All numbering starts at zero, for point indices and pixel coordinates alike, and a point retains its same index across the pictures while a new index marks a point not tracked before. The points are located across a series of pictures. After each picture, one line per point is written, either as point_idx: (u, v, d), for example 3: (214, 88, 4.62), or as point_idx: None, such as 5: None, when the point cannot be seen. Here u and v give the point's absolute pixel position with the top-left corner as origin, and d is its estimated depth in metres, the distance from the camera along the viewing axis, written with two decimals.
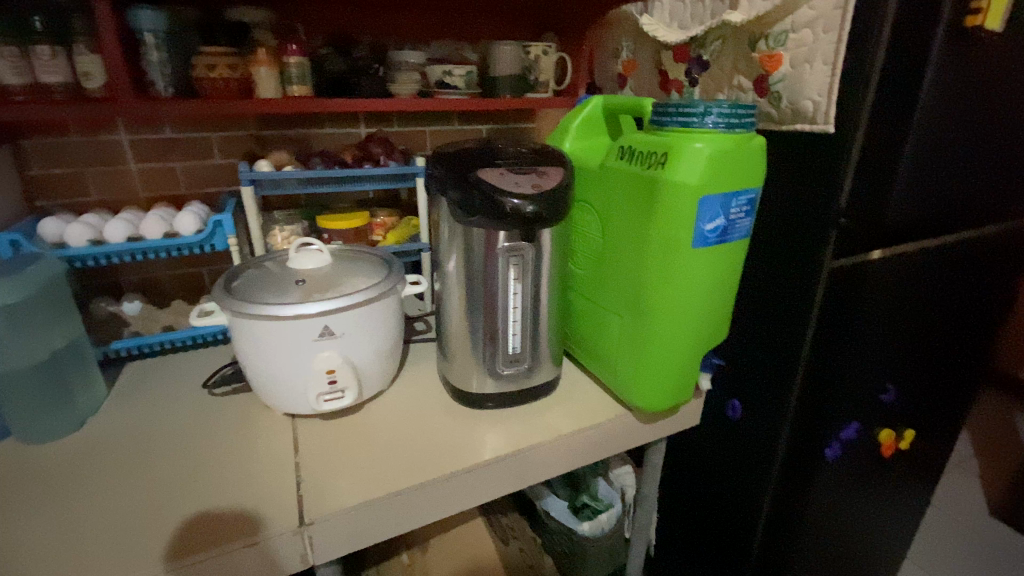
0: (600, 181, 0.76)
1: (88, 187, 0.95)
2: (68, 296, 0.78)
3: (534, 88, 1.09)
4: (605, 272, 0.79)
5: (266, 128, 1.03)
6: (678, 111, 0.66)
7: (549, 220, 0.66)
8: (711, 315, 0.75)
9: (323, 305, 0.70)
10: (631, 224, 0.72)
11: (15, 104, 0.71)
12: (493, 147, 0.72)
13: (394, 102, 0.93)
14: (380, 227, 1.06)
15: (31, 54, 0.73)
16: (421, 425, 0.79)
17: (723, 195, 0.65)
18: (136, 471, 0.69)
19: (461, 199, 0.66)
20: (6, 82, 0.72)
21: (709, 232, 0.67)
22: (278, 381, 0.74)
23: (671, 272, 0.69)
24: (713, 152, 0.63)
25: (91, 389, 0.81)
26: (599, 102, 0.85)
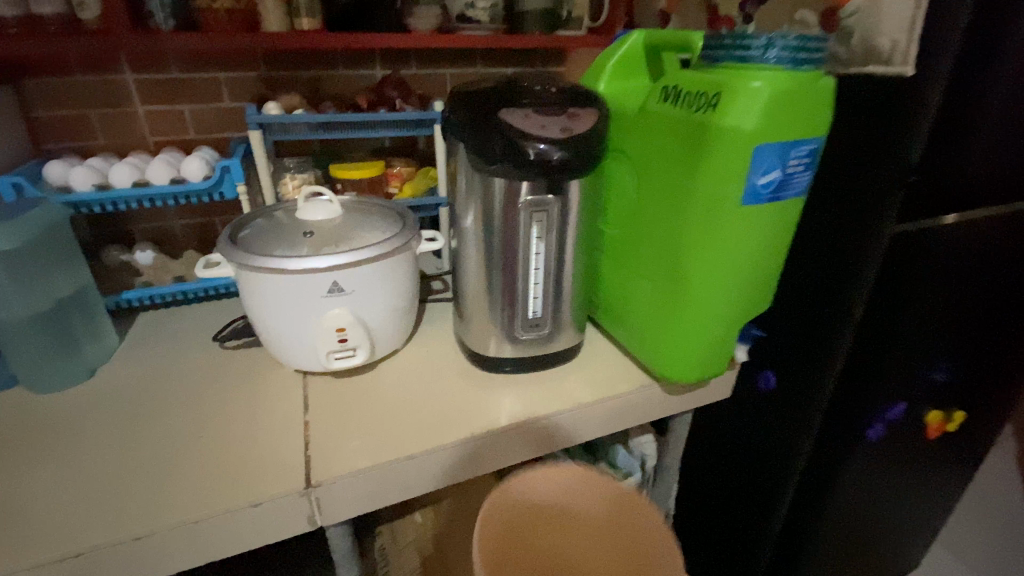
0: (638, 127, 0.67)
1: (94, 131, 0.91)
2: (73, 243, 0.76)
3: (566, 24, 0.99)
4: (638, 231, 0.71)
5: (276, 69, 0.96)
6: (736, 44, 0.58)
7: (579, 171, 0.58)
8: (755, 282, 0.67)
9: (332, 260, 0.65)
10: (671, 177, 0.64)
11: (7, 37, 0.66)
12: (517, 85, 0.63)
13: (412, 39, 0.85)
14: (395, 177, 1.00)
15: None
16: (434, 388, 0.75)
17: (781, 145, 0.57)
18: (145, 425, 0.67)
19: (479, 145, 0.59)
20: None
21: (761, 188, 0.59)
22: (286, 337, 0.71)
23: (715, 232, 0.61)
24: (774, 92, 0.54)
25: (99, 340, 0.80)
26: (639, 38, 0.75)
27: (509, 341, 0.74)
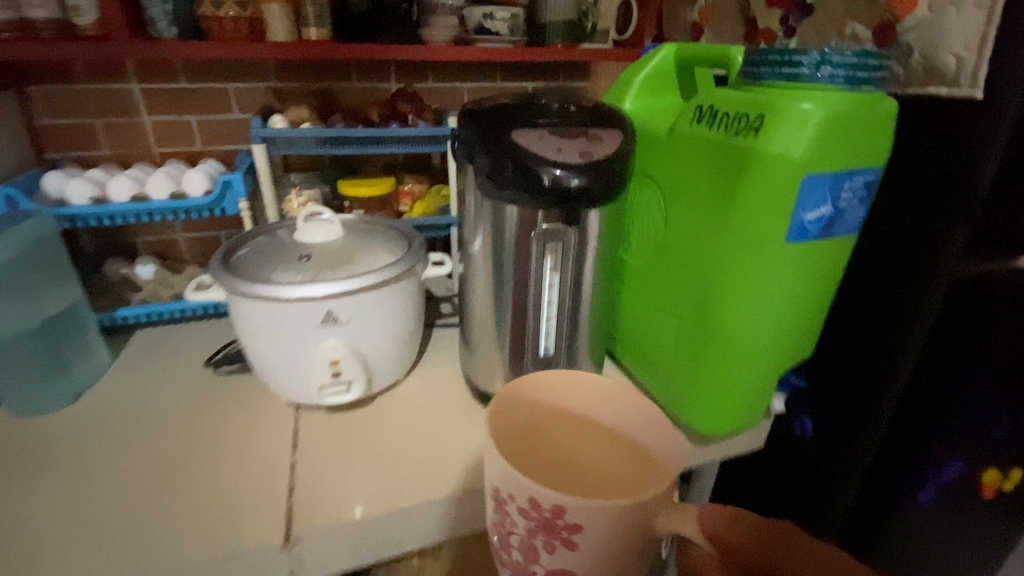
0: (667, 149, 0.61)
1: (99, 141, 0.88)
2: (64, 257, 0.72)
3: (590, 37, 0.93)
4: (665, 264, 0.64)
5: (286, 80, 0.93)
6: (782, 61, 0.50)
7: (599, 200, 0.52)
8: (796, 327, 0.60)
9: (325, 288, 0.60)
10: (704, 207, 0.57)
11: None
12: (535, 102, 0.58)
13: (427, 50, 0.80)
14: (407, 196, 0.95)
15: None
16: (435, 428, 0.69)
17: (834, 174, 0.50)
18: (124, 460, 0.63)
19: (490, 167, 0.53)
20: None
21: (809, 223, 0.51)
22: (277, 368, 0.65)
23: (754, 271, 0.54)
24: (828, 116, 0.47)
25: (89, 360, 0.76)
26: (671, 52, 0.69)
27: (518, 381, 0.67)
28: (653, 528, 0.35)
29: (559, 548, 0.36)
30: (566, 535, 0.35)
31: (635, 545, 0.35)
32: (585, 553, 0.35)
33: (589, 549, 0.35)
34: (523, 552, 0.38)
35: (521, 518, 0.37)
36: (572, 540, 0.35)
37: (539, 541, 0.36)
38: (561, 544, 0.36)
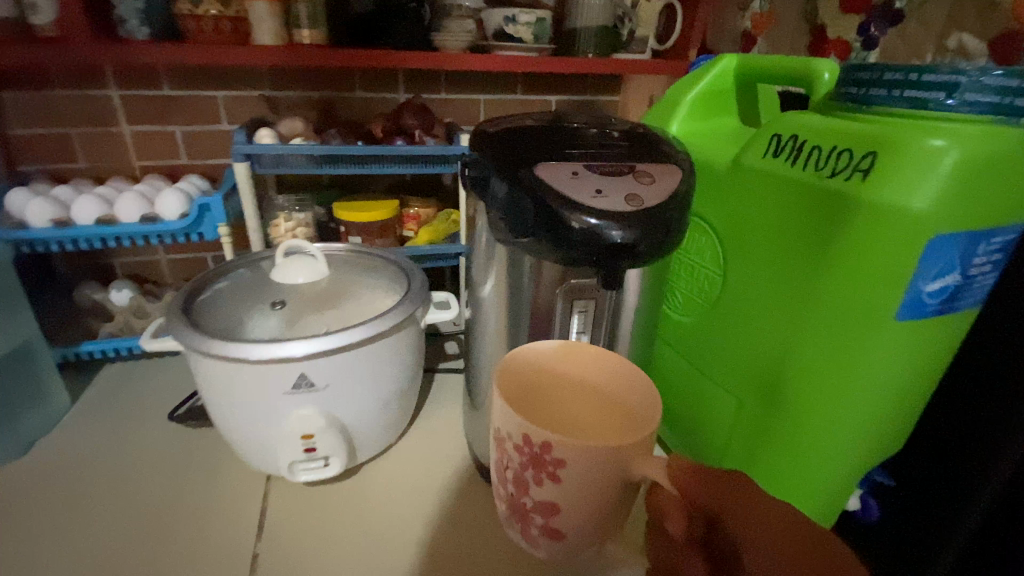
0: (728, 187, 0.49)
1: (74, 153, 0.79)
2: (9, 287, 0.63)
3: (627, 47, 0.81)
4: (721, 330, 0.51)
5: (283, 89, 0.83)
6: (904, 81, 0.37)
7: (650, 258, 0.40)
8: (897, 424, 0.45)
9: (295, 348, 0.48)
10: (781, 265, 0.44)
11: None
12: (565, 127, 0.46)
13: (434, 58, 0.69)
14: (412, 220, 0.85)
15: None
16: (434, 511, 0.58)
17: (967, 235, 0.36)
18: (58, 540, 0.53)
19: (507, 205, 0.40)
20: None
21: (927, 296, 0.38)
22: (242, 436, 0.55)
23: (849, 355, 0.41)
24: (970, 157, 0.34)
25: (42, 407, 0.66)
26: (731, 65, 0.57)
27: None
28: (629, 474, 0.30)
29: (545, 483, 0.32)
30: (551, 467, 0.31)
31: (614, 490, 0.31)
32: (572, 491, 0.31)
33: (575, 485, 0.31)
34: (515, 489, 0.34)
35: (512, 452, 0.32)
36: (559, 476, 0.31)
37: (526, 475, 0.32)
38: (546, 479, 0.32)
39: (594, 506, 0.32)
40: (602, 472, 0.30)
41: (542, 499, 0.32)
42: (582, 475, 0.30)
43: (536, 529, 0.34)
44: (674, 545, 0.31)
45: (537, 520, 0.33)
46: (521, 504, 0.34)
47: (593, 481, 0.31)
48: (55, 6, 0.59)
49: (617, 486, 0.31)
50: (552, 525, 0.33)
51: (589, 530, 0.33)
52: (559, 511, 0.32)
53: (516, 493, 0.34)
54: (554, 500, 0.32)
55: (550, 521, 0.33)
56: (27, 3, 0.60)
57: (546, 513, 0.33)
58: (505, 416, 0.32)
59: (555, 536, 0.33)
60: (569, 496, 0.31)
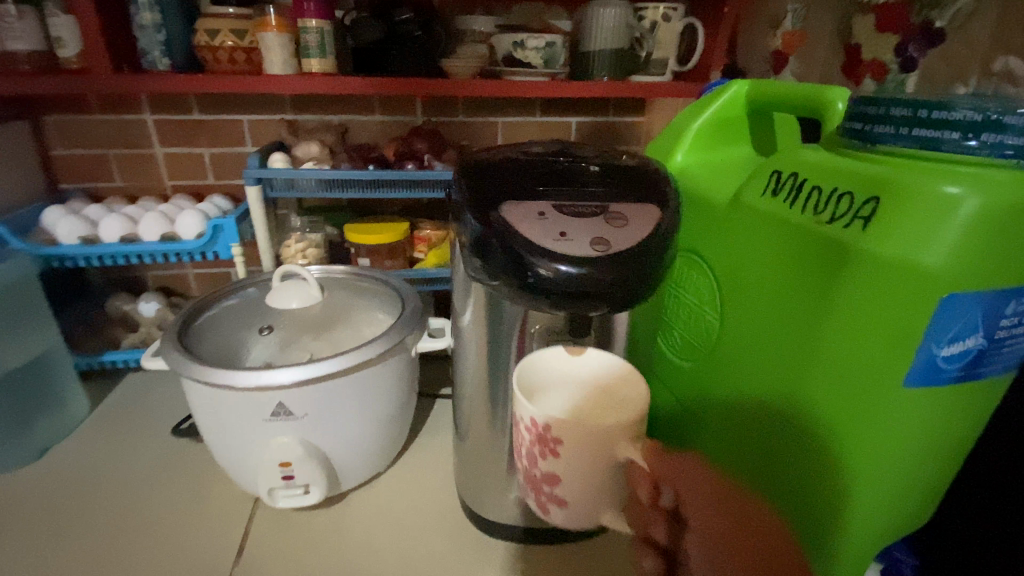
0: (727, 225, 0.45)
1: (112, 172, 0.86)
2: (33, 301, 0.69)
3: (644, 69, 0.79)
4: (716, 381, 0.47)
5: (303, 111, 0.86)
6: (914, 117, 0.33)
7: (621, 307, 0.37)
8: (920, 505, 0.39)
9: (271, 378, 0.48)
10: (780, 316, 0.40)
11: None
12: (546, 159, 0.44)
13: (439, 85, 0.70)
14: (422, 242, 0.84)
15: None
16: (406, 549, 0.57)
17: (992, 295, 0.31)
18: (54, 547, 0.56)
19: (475, 238, 0.38)
20: None
21: (944, 362, 0.33)
22: (226, 458, 0.55)
23: (854, 425, 0.36)
24: (989, 206, 0.29)
25: (58, 414, 0.72)
26: (741, 91, 0.53)
27: (514, 498, 0.54)
28: (617, 456, 0.34)
29: (548, 460, 0.36)
30: (554, 446, 0.35)
31: (608, 470, 0.35)
32: (574, 466, 0.35)
33: (575, 461, 0.35)
34: (527, 461, 0.38)
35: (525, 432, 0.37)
36: (560, 454, 0.35)
37: (534, 451, 0.37)
38: (550, 457, 0.36)
39: (596, 481, 0.36)
40: (596, 450, 0.34)
41: (548, 471, 0.36)
42: (582, 450, 0.35)
43: (543, 497, 0.38)
44: (657, 522, 0.34)
45: (545, 489, 0.38)
46: (533, 474, 0.38)
47: (589, 457, 0.35)
48: (81, 43, 0.69)
49: (608, 464, 0.35)
50: (558, 497, 0.37)
51: (590, 501, 0.37)
52: (563, 483, 0.36)
53: (529, 467, 0.38)
54: (559, 471, 0.36)
55: (556, 491, 0.37)
56: (55, 39, 0.69)
57: (552, 483, 0.37)
58: (519, 403, 0.37)
59: (559, 505, 0.37)
60: (572, 472, 0.36)
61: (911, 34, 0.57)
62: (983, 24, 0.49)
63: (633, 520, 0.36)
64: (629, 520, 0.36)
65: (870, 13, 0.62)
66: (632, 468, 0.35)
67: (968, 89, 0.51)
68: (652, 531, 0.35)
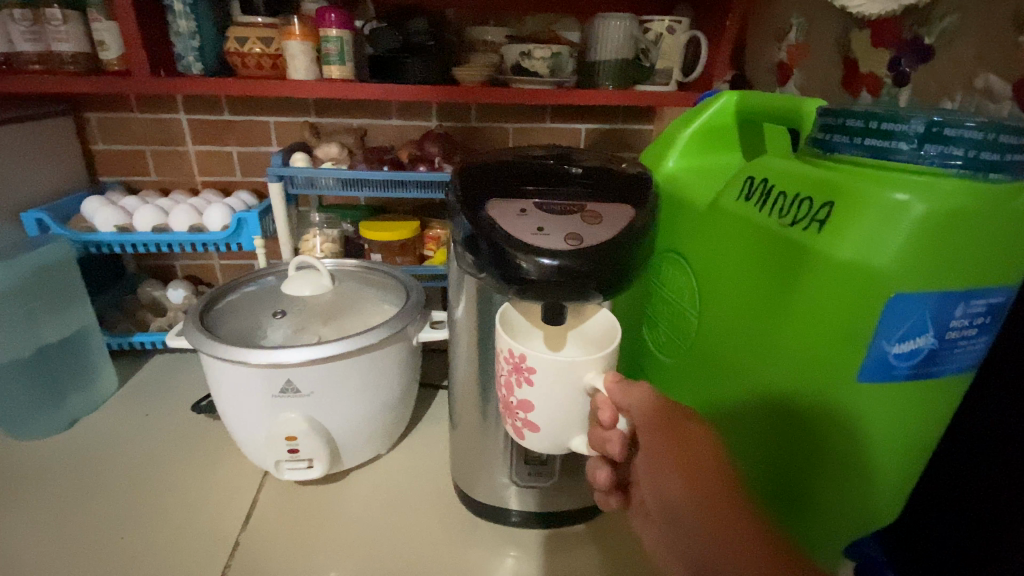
0: (708, 228, 0.48)
1: (148, 167, 0.93)
2: (71, 282, 0.75)
3: (648, 79, 0.82)
4: (693, 375, 0.50)
5: (324, 113, 0.91)
6: (866, 128, 0.36)
7: (592, 298, 0.40)
8: (890, 509, 0.40)
9: (279, 358, 0.53)
10: (748, 313, 0.43)
11: (31, 73, 0.70)
12: (537, 162, 0.47)
13: (450, 91, 0.74)
14: (431, 241, 0.89)
15: (43, 19, 0.73)
16: (400, 525, 0.61)
17: (941, 296, 0.33)
18: (83, 505, 0.62)
19: (465, 235, 0.42)
20: (21, 49, 0.73)
21: (897, 360, 0.35)
22: (238, 433, 0.60)
23: (810, 418, 0.38)
24: (932, 212, 0.31)
25: (89, 389, 0.78)
26: (731, 102, 0.56)
27: (503, 481, 0.57)
28: (585, 384, 0.36)
29: (522, 387, 0.37)
30: (529, 373, 0.37)
31: (576, 397, 0.37)
32: (544, 392, 0.37)
33: (546, 387, 0.37)
34: (504, 388, 0.40)
35: (502, 360, 0.39)
36: (533, 381, 0.37)
37: (511, 379, 0.38)
38: (524, 383, 0.37)
39: (566, 407, 0.37)
40: (566, 378, 0.36)
41: (522, 398, 0.38)
42: (554, 378, 0.36)
43: (518, 423, 0.40)
44: (614, 439, 0.37)
45: (519, 415, 0.39)
46: (508, 401, 0.39)
47: (559, 385, 0.36)
48: (121, 46, 0.75)
49: (578, 392, 0.37)
50: (531, 423, 0.39)
51: (559, 427, 0.38)
52: (535, 410, 0.38)
53: (505, 394, 0.40)
54: (532, 398, 0.38)
55: (529, 417, 0.38)
56: (99, 42, 0.75)
57: (526, 410, 0.38)
58: (499, 333, 0.39)
59: (531, 430, 0.39)
60: (543, 398, 0.37)
61: (904, 46, 0.57)
62: (968, 42, 0.50)
63: (594, 440, 0.38)
64: (592, 442, 0.38)
65: (866, 27, 0.62)
66: (598, 395, 0.37)
67: (952, 105, 0.52)
68: (609, 448, 0.38)
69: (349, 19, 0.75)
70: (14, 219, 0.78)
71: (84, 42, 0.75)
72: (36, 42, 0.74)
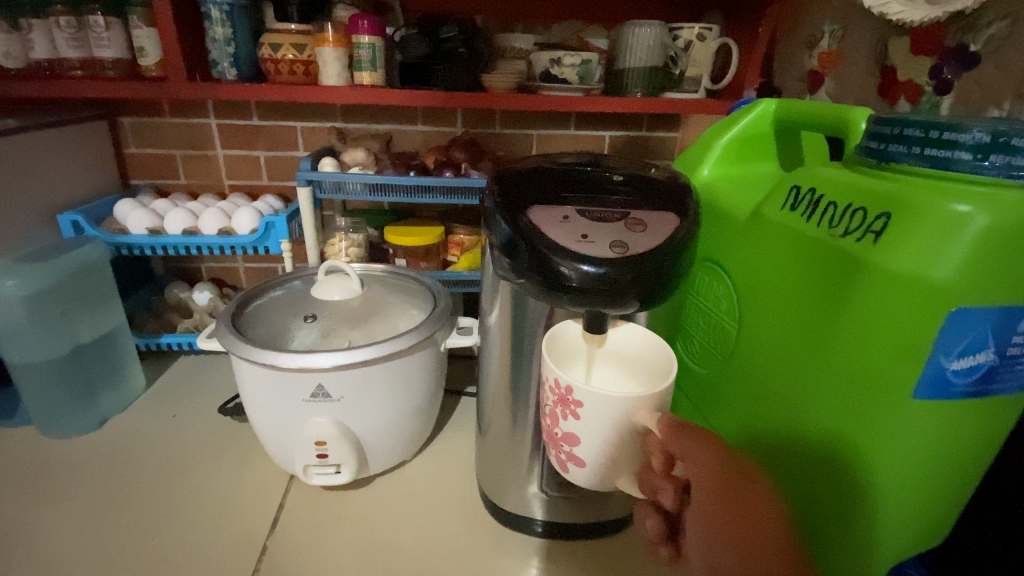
0: (751, 238, 0.47)
1: (178, 171, 0.94)
2: (106, 284, 0.76)
3: (677, 86, 0.82)
4: (732, 387, 0.49)
5: (351, 119, 0.92)
6: (926, 138, 0.35)
7: (637, 306, 0.39)
8: (935, 532, 0.38)
9: (311, 363, 0.53)
10: (794, 325, 0.42)
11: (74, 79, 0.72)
12: (575, 169, 0.47)
13: (479, 97, 0.75)
14: (455, 246, 0.88)
15: (86, 25, 0.75)
16: (426, 532, 0.60)
17: (1001, 311, 0.32)
18: (114, 503, 0.63)
19: (503, 242, 0.41)
20: (66, 56, 0.76)
21: (954, 377, 0.33)
22: (269, 438, 0.60)
23: (858, 435, 0.36)
24: (998, 224, 0.30)
25: (119, 388, 0.79)
26: (769, 109, 0.55)
27: (531, 491, 0.57)
28: (635, 425, 0.36)
29: (568, 419, 0.38)
30: (575, 407, 0.37)
31: (626, 434, 0.36)
32: (591, 427, 0.37)
33: (594, 423, 0.37)
34: (549, 419, 0.40)
35: (548, 391, 0.39)
36: (580, 415, 0.37)
37: (556, 411, 0.39)
38: (571, 416, 0.37)
39: (612, 445, 0.37)
40: (614, 415, 0.36)
41: (567, 432, 0.38)
42: (600, 414, 0.36)
43: (563, 456, 0.40)
44: (666, 489, 0.35)
45: (564, 448, 0.40)
46: (553, 432, 0.40)
47: (606, 421, 0.36)
48: (160, 53, 0.76)
49: (626, 430, 0.36)
50: (576, 457, 0.39)
51: (605, 465, 0.38)
52: (581, 444, 0.38)
53: (550, 424, 0.40)
54: (578, 432, 0.38)
55: (575, 451, 0.39)
56: (139, 49, 0.77)
57: (571, 444, 0.39)
58: (544, 363, 0.39)
59: (577, 464, 0.39)
60: (589, 433, 0.37)
61: (947, 54, 0.56)
62: (1016, 50, 0.49)
63: (644, 484, 0.37)
64: (641, 485, 0.37)
65: (906, 34, 0.61)
66: (649, 438, 0.36)
67: (1000, 113, 0.50)
68: (661, 496, 0.36)
69: (381, 26, 0.75)
70: (51, 220, 0.79)
71: (124, 48, 0.77)
72: (79, 48, 0.76)
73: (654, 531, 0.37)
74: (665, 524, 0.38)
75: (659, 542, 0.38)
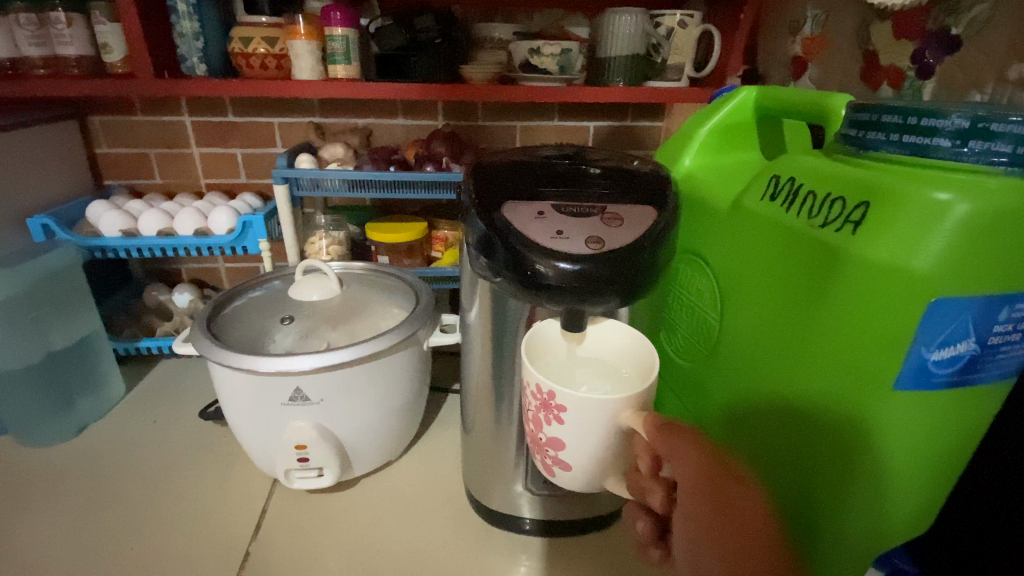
0: (732, 229, 0.46)
1: (153, 170, 0.92)
2: (80, 288, 0.75)
3: (659, 75, 0.81)
4: (718, 379, 0.48)
5: (329, 114, 0.90)
6: (904, 124, 0.35)
7: (618, 302, 0.38)
8: (919, 524, 0.37)
9: (290, 365, 0.51)
10: (779, 315, 0.41)
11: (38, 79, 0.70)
12: (551, 163, 0.45)
13: (456, 90, 0.73)
14: (440, 241, 0.88)
15: (48, 22, 0.73)
16: (412, 531, 0.60)
17: (982, 301, 0.31)
18: (92, 511, 0.62)
19: (480, 238, 0.40)
20: (28, 54, 0.73)
21: (936, 367, 0.32)
22: (251, 444, 0.59)
23: (847, 426, 0.35)
24: (979, 212, 0.29)
25: (97, 395, 0.77)
26: (746, 97, 0.54)
27: (516, 490, 0.56)
28: (619, 426, 0.35)
29: (552, 424, 0.37)
30: (558, 412, 0.36)
31: (612, 437, 0.36)
32: (575, 432, 0.36)
33: (577, 427, 0.36)
34: (533, 424, 0.39)
35: (531, 396, 0.38)
36: (564, 420, 0.36)
37: (539, 416, 0.38)
38: (554, 420, 0.37)
39: (598, 448, 0.36)
40: (599, 419, 0.35)
41: (552, 436, 0.37)
42: (584, 418, 0.35)
43: (549, 460, 0.39)
44: (655, 490, 0.35)
45: (549, 453, 0.39)
46: (537, 437, 0.39)
47: (591, 424, 0.35)
48: (125, 49, 0.74)
49: (611, 432, 0.36)
50: (562, 462, 0.38)
51: (592, 467, 0.38)
52: (566, 449, 0.37)
53: (534, 428, 0.39)
54: (563, 437, 0.37)
55: (560, 455, 0.38)
56: (103, 44, 0.74)
57: (556, 448, 0.38)
58: (526, 368, 0.37)
59: (563, 468, 0.39)
60: (574, 437, 0.36)
61: (930, 38, 0.55)
62: (997, 33, 0.48)
63: (632, 486, 0.36)
64: (630, 487, 0.37)
65: (888, 18, 0.60)
66: (637, 440, 0.35)
67: (982, 97, 0.50)
68: (650, 498, 0.35)
69: (354, 17, 0.74)
70: (20, 223, 0.77)
71: (87, 44, 0.75)
72: (42, 46, 0.74)
73: (644, 533, 0.37)
74: (656, 524, 0.37)
75: (649, 544, 0.37)
